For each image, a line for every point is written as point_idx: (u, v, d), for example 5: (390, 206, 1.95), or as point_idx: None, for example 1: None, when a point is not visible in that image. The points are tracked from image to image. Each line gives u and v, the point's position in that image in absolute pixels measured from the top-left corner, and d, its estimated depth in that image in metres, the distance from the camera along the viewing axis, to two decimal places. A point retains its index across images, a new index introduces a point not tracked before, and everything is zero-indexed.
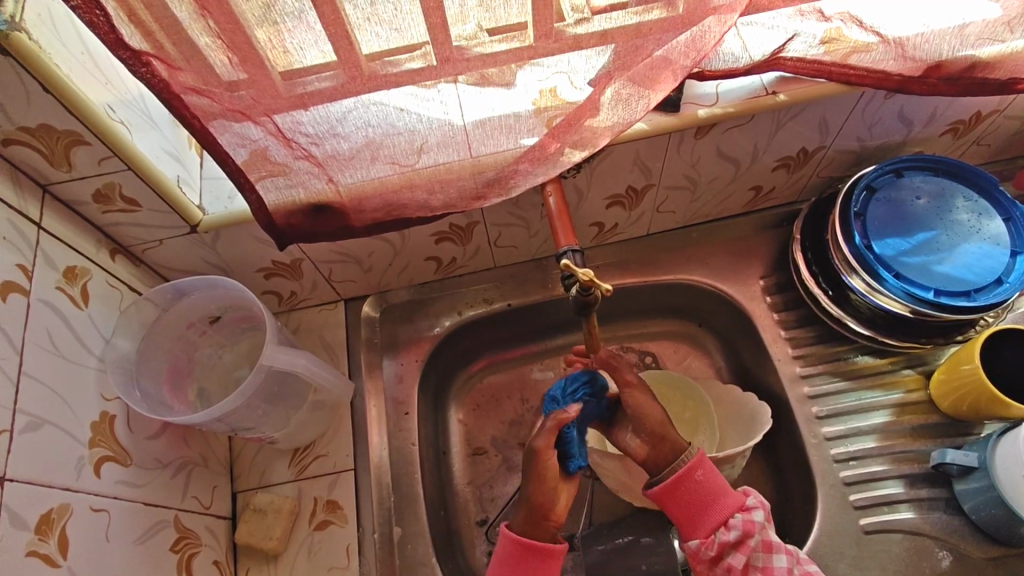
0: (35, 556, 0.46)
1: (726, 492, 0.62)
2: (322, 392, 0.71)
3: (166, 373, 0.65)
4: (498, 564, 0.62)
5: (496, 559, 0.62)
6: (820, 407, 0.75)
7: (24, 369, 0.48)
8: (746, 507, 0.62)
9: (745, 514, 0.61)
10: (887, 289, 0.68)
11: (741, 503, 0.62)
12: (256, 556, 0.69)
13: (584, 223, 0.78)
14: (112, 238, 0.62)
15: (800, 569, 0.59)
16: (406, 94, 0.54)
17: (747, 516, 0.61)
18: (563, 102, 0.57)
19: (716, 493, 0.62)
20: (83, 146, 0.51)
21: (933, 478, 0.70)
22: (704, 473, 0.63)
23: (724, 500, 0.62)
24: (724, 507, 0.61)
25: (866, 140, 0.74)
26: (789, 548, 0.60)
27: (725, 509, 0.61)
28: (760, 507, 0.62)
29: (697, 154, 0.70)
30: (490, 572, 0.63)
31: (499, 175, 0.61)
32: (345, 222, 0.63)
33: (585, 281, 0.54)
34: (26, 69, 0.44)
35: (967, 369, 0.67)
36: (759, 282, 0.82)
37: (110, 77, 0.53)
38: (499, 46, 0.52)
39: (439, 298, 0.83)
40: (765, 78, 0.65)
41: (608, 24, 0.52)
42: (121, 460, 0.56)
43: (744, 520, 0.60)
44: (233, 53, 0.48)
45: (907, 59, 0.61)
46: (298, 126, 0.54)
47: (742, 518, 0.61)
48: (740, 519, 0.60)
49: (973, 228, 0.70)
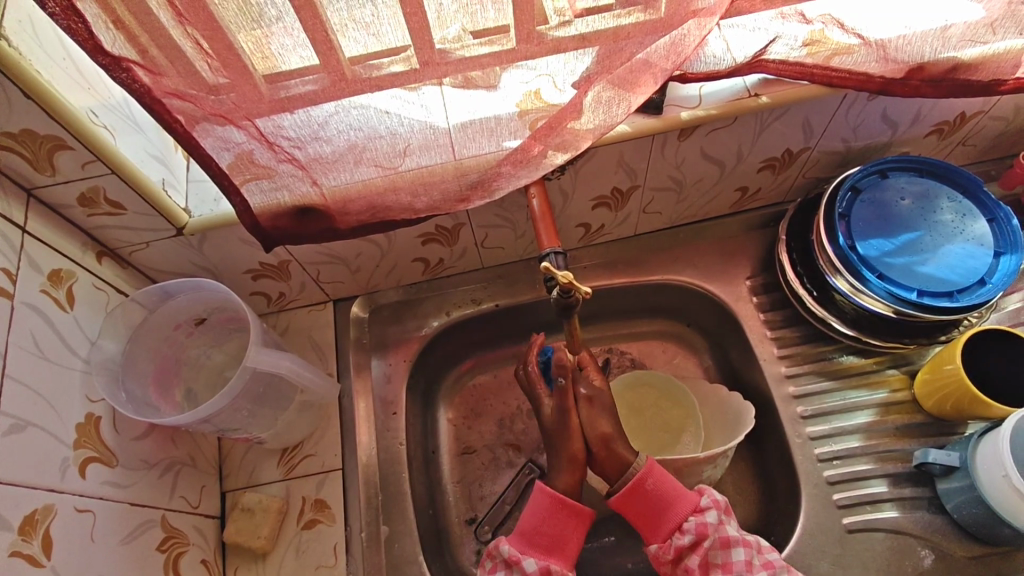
0: (19, 556, 0.46)
1: (678, 494, 0.63)
2: (309, 393, 0.72)
3: (152, 375, 0.65)
4: (530, 516, 0.65)
5: (527, 511, 0.65)
6: (805, 407, 0.75)
7: (8, 371, 0.49)
8: (699, 509, 0.62)
9: (698, 517, 0.62)
10: (870, 290, 0.68)
11: (694, 504, 0.63)
12: (244, 555, 0.70)
13: (571, 224, 0.79)
14: (98, 241, 0.62)
15: (758, 560, 0.60)
16: (389, 97, 0.54)
17: (700, 518, 0.61)
18: (546, 104, 0.57)
19: (668, 498, 0.63)
20: (66, 150, 0.51)
21: (917, 477, 0.70)
22: (654, 481, 0.63)
23: (678, 504, 0.63)
24: (678, 511, 0.62)
25: (851, 141, 0.74)
26: (746, 539, 0.61)
27: (680, 513, 0.62)
28: (714, 508, 0.62)
29: (682, 155, 0.70)
30: (518, 524, 0.66)
31: (482, 177, 0.61)
32: (330, 223, 0.64)
33: (564, 284, 0.54)
34: (6, 74, 0.44)
35: (949, 370, 0.68)
36: (746, 282, 0.82)
37: (94, 82, 0.53)
38: (480, 49, 0.52)
39: (428, 298, 0.83)
40: (748, 81, 0.65)
41: (588, 28, 0.52)
42: (107, 461, 0.57)
43: (697, 523, 0.61)
44: (214, 58, 0.48)
45: (889, 61, 0.61)
46: (281, 130, 0.55)
47: (695, 521, 0.61)
48: (693, 522, 0.61)
49: (956, 229, 0.70)
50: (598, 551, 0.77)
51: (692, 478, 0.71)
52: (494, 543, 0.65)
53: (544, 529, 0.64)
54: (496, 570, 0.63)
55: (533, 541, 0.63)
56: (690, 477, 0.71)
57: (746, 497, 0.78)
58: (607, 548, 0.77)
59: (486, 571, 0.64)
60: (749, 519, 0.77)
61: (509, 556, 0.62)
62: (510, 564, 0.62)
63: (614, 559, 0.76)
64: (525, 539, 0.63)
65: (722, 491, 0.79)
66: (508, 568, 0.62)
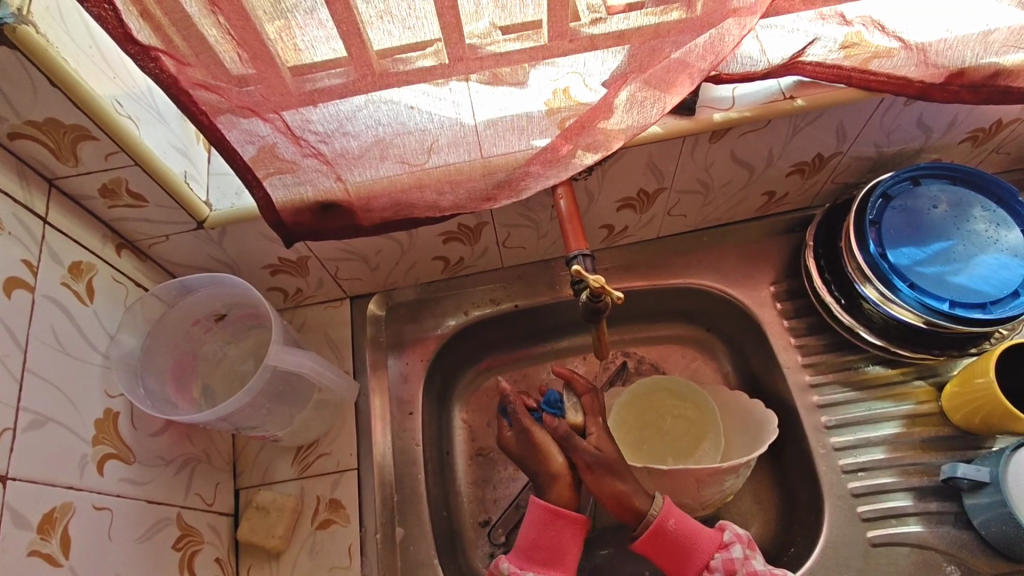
0: (38, 555, 0.45)
1: (701, 533, 0.63)
2: (327, 392, 0.71)
3: (171, 370, 0.64)
4: (525, 529, 0.65)
5: (524, 525, 0.66)
6: (829, 417, 0.74)
7: (29, 366, 0.48)
8: (723, 544, 0.62)
9: (725, 553, 0.62)
10: (901, 299, 0.67)
11: (717, 541, 0.63)
12: (257, 553, 0.69)
13: (594, 225, 0.77)
14: (118, 232, 0.61)
15: None
16: (418, 93, 0.53)
17: (726, 555, 0.62)
18: (577, 103, 0.55)
19: (693, 539, 0.62)
20: (90, 141, 0.50)
21: (943, 492, 0.69)
22: (675, 521, 0.63)
23: (702, 541, 0.62)
24: (703, 547, 0.62)
25: (883, 146, 0.72)
26: (775, 573, 0.60)
27: (706, 550, 0.62)
28: (738, 542, 0.62)
29: (711, 158, 0.69)
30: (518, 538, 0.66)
31: (509, 176, 0.59)
32: (352, 220, 0.62)
33: (596, 288, 0.53)
34: (33, 61, 0.43)
35: (980, 383, 0.66)
36: (770, 288, 0.81)
37: (119, 70, 0.52)
38: (512, 45, 0.51)
39: (446, 297, 0.82)
40: (783, 83, 0.64)
41: (625, 24, 0.51)
42: (124, 458, 0.56)
43: (724, 560, 0.61)
44: (243, 49, 0.47)
45: (929, 66, 0.59)
46: (308, 124, 0.54)
47: (722, 557, 0.61)
48: (720, 558, 0.61)
49: (990, 239, 0.68)
50: (614, 557, 0.76)
51: (714, 487, 0.70)
52: (494, 561, 0.65)
53: (540, 540, 0.64)
54: None
55: (531, 555, 0.64)
56: (712, 486, 0.70)
57: (766, 507, 0.77)
58: (622, 555, 0.76)
59: None
60: (769, 529, 0.76)
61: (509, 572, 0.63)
62: None
63: (630, 566, 0.75)
64: (523, 554, 0.64)
65: (740, 500, 0.78)
66: None
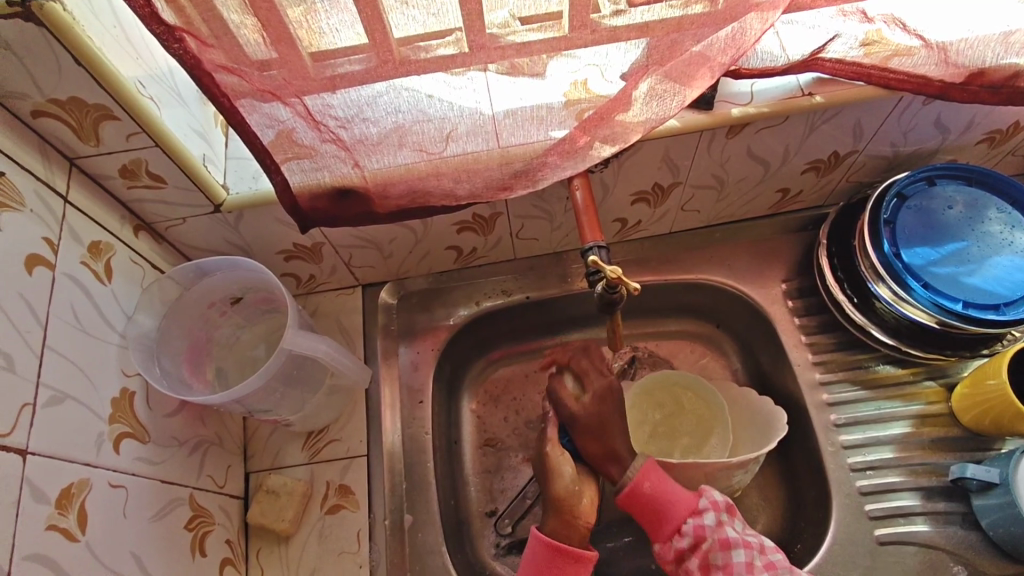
0: (56, 530, 0.46)
1: (678, 494, 0.61)
2: (339, 377, 0.71)
3: (185, 352, 0.65)
4: (527, 565, 0.62)
5: (526, 560, 0.62)
6: (839, 416, 0.74)
7: (48, 343, 0.49)
8: (697, 510, 0.61)
9: (696, 519, 0.60)
10: (914, 298, 0.67)
11: (691, 506, 0.61)
12: (267, 537, 0.69)
13: (607, 218, 0.78)
14: (136, 214, 0.62)
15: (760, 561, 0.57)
16: (438, 81, 0.53)
17: (697, 520, 0.60)
18: (595, 96, 0.56)
19: (667, 501, 0.61)
20: (112, 121, 0.50)
21: (951, 492, 0.69)
22: (650, 483, 0.62)
23: (675, 505, 0.61)
24: (676, 513, 0.60)
25: (900, 146, 0.72)
26: (748, 543, 0.58)
27: (678, 514, 0.60)
28: (712, 510, 0.61)
29: (727, 153, 0.68)
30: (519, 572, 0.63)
31: (527, 166, 0.60)
32: (369, 208, 0.63)
33: (613, 278, 0.53)
34: (60, 40, 0.43)
35: (992, 385, 0.66)
36: (782, 285, 0.81)
37: (141, 51, 0.52)
38: (532, 35, 0.51)
39: (458, 287, 0.83)
40: (802, 79, 0.64)
41: (648, 16, 0.51)
42: (140, 437, 0.56)
43: (695, 525, 0.60)
44: (266, 33, 0.47)
45: (949, 65, 0.59)
46: (329, 109, 0.54)
47: (694, 522, 0.60)
48: (691, 524, 0.60)
49: (1005, 241, 0.68)
50: (619, 549, 0.76)
51: (722, 482, 0.70)
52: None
53: None
54: None
55: None
56: (721, 481, 0.70)
57: (773, 504, 0.77)
58: (628, 548, 0.76)
59: None
60: (775, 526, 0.76)
61: None
62: None
63: (636, 559, 0.76)
64: None
65: (748, 496, 0.78)
66: None
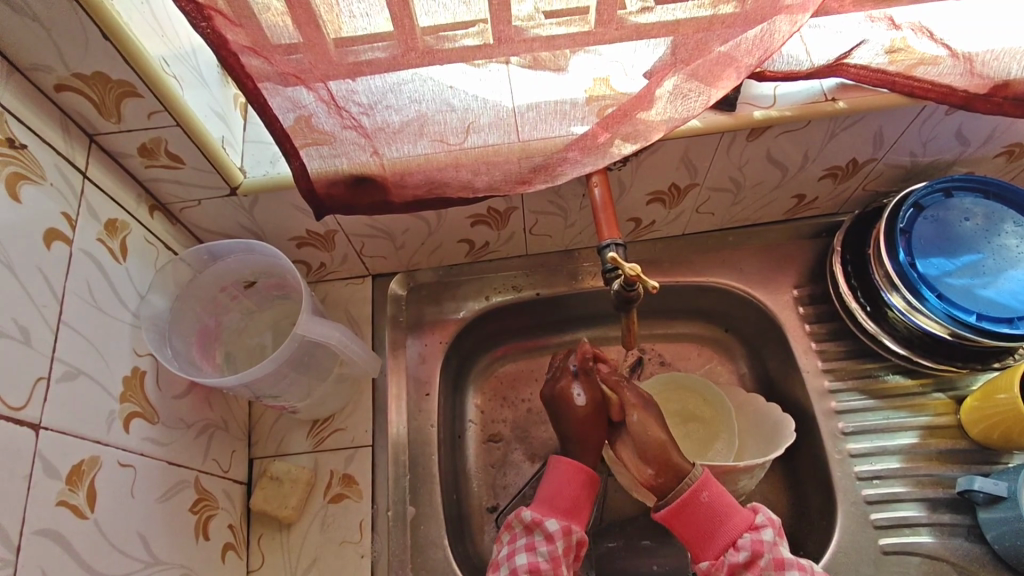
0: (65, 506, 0.45)
1: (734, 510, 0.62)
2: (348, 366, 0.71)
3: (196, 334, 0.64)
4: (548, 483, 0.67)
5: (546, 478, 0.67)
6: (846, 424, 0.74)
7: (64, 318, 0.48)
8: (754, 526, 0.61)
9: (754, 534, 0.60)
10: (927, 309, 0.66)
11: (748, 522, 0.61)
12: (269, 523, 0.69)
13: (621, 217, 0.77)
14: (152, 194, 0.61)
15: None
16: (460, 71, 0.53)
17: (755, 535, 0.60)
18: (617, 93, 0.55)
19: (723, 513, 0.62)
20: (134, 98, 0.50)
21: (956, 504, 0.69)
22: (709, 493, 0.62)
23: (732, 519, 0.61)
24: (731, 527, 0.61)
25: (919, 156, 0.72)
26: (802, 564, 0.59)
27: (734, 529, 0.61)
28: (769, 526, 0.61)
29: (746, 156, 0.68)
30: (537, 491, 0.67)
31: (547, 161, 0.59)
32: (385, 196, 0.62)
33: (630, 276, 0.52)
34: (89, 15, 0.43)
35: (1003, 399, 0.66)
36: (793, 292, 0.81)
37: (166, 30, 0.52)
38: (557, 29, 0.50)
39: (468, 281, 0.82)
40: (825, 84, 0.63)
41: (678, 13, 0.51)
42: (149, 417, 0.56)
43: (752, 540, 0.60)
44: (293, 16, 0.47)
45: (975, 76, 0.58)
46: (352, 95, 0.53)
47: (750, 537, 0.60)
48: (748, 538, 0.60)
49: (1021, 255, 0.68)
50: (621, 550, 0.76)
51: (728, 486, 0.70)
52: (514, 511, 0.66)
53: (563, 492, 0.66)
54: (518, 535, 0.64)
55: (555, 504, 0.65)
56: (726, 485, 0.70)
57: (775, 511, 0.77)
58: (629, 549, 0.76)
59: (506, 538, 0.65)
60: None
61: (532, 519, 0.63)
62: (534, 526, 0.63)
63: (639, 560, 0.75)
64: (547, 504, 0.65)
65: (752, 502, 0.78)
66: (530, 531, 0.63)
